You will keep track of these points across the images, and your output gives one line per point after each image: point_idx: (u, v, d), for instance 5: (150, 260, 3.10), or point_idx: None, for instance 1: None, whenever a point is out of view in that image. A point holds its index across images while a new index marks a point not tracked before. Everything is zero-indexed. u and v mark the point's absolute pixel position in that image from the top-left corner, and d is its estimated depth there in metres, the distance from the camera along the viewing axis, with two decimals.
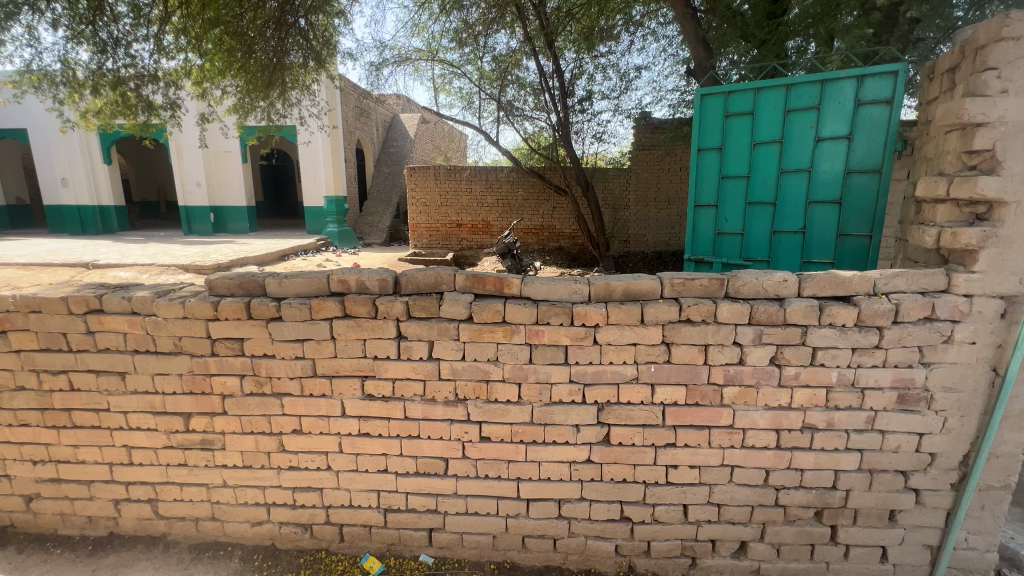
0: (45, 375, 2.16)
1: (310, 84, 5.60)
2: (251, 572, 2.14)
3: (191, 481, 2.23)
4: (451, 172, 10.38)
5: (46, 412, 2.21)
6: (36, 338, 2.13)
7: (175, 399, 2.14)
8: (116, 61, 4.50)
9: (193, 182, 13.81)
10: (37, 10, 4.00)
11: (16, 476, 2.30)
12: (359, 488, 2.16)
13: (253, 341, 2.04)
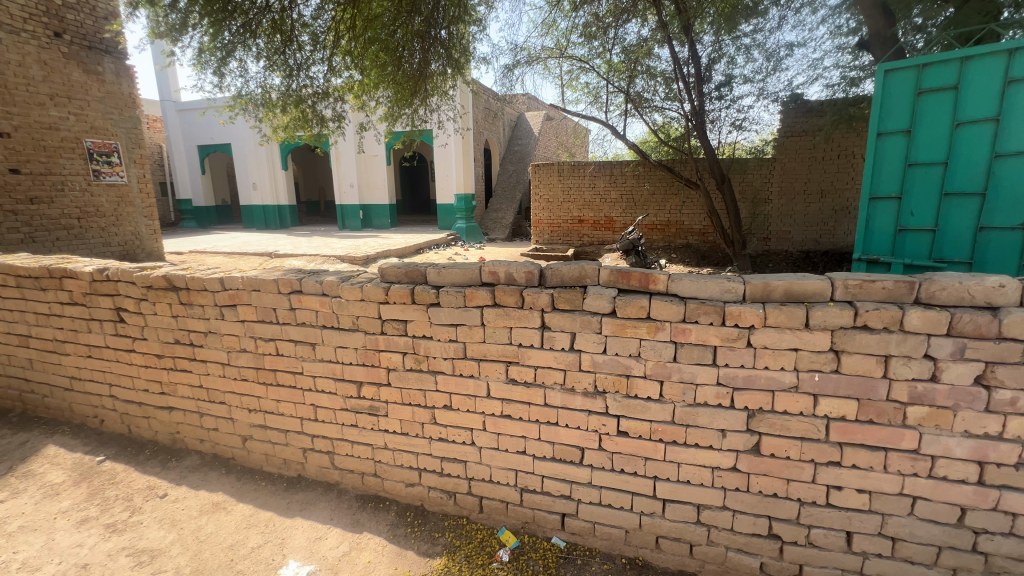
0: (260, 341, 2.68)
1: (447, 90, 6.07)
2: (405, 526, 2.43)
3: (359, 440, 2.60)
4: (575, 168, 10.41)
5: (260, 370, 2.74)
6: (255, 311, 2.65)
7: (351, 368, 2.51)
8: (299, 83, 5.37)
9: (348, 184, 15.81)
10: (246, 46, 4.93)
11: (238, 419, 2.88)
12: (499, 465, 2.32)
13: (415, 323, 2.31)
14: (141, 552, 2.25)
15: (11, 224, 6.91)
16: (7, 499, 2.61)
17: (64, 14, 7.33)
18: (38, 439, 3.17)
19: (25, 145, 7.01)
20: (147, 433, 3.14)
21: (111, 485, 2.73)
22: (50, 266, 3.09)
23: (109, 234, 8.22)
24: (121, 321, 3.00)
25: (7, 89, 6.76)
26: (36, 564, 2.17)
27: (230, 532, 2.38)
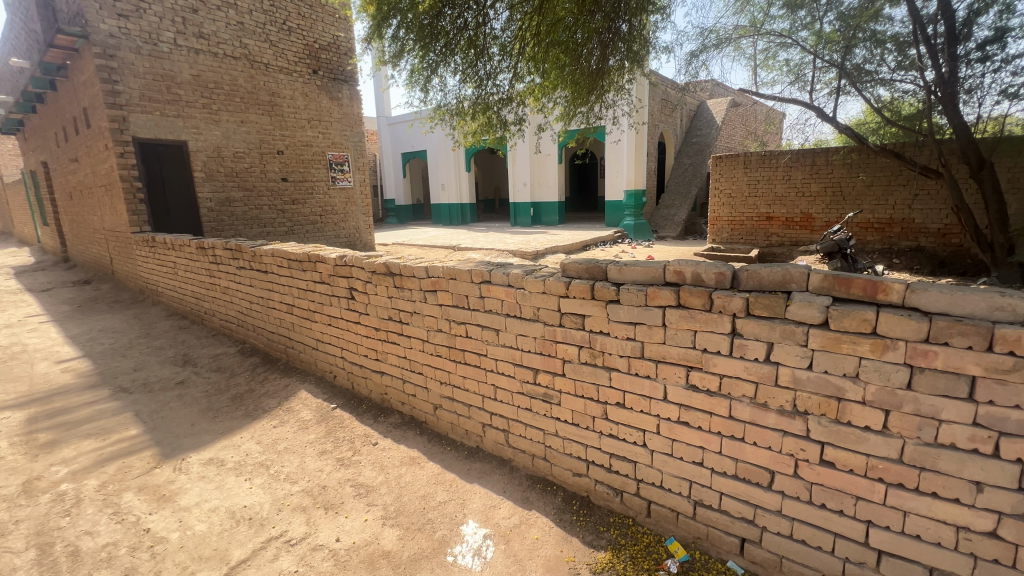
0: (454, 324, 3.01)
1: (624, 84, 5.98)
2: (571, 513, 2.50)
3: (533, 424, 2.75)
4: (765, 159, 9.25)
5: (451, 348, 3.08)
6: (451, 297, 2.99)
7: (530, 355, 2.67)
8: (488, 91, 5.88)
9: (522, 182, 16.79)
10: (447, 63, 5.59)
11: (432, 389, 3.29)
12: (672, 472, 2.23)
13: (593, 318, 2.35)
14: (361, 485, 2.77)
15: (280, 220, 9.13)
16: (277, 426, 3.48)
17: (319, 55, 9.38)
18: (295, 384, 4.10)
19: (292, 159, 9.19)
20: (365, 391, 3.79)
21: (341, 427, 3.41)
22: (309, 252, 3.95)
23: (339, 228, 10.24)
24: (352, 298, 3.67)
25: (283, 117, 8.95)
26: (294, 478, 2.85)
27: (423, 484, 2.77)
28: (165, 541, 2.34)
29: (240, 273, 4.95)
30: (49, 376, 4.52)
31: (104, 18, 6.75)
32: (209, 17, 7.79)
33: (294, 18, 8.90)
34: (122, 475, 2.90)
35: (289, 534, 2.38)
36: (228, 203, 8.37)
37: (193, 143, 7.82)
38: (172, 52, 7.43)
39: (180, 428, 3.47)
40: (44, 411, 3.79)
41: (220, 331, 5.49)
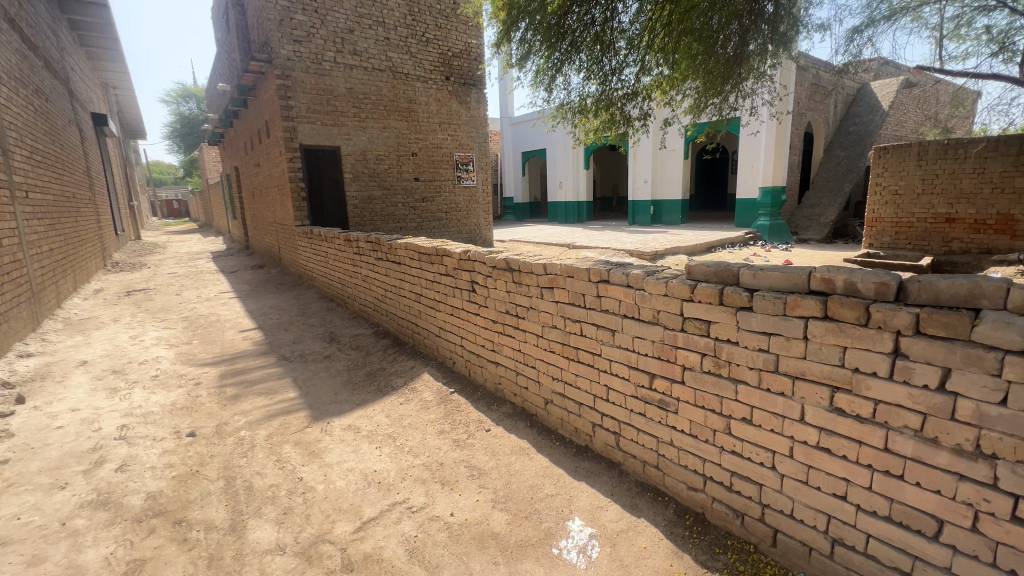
0: (569, 321, 3.01)
1: (765, 70, 5.45)
2: (683, 528, 2.36)
3: (646, 429, 2.64)
4: (948, 149, 7.70)
5: (565, 345, 3.07)
6: (568, 294, 2.98)
7: (647, 359, 2.57)
8: (613, 86, 5.77)
9: (642, 180, 16.22)
10: (572, 61, 5.60)
11: (544, 383, 3.31)
12: (806, 502, 1.99)
13: (720, 325, 2.20)
14: (474, 467, 2.90)
15: (411, 216, 9.99)
16: (403, 403, 3.82)
17: (452, 62, 10.04)
18: (419, 366, 4.46)
19: (424, 160, 9.99)
20: (480, 379, 3.96)
21: (458, 411, 3.61)
22: (436, 247, 4.28)
23: (462, 225, 10.88)
24: (473, 291, 3.87)
25: (418, 122, 9.77)
26: (416, 451, 3.10)
27: (531, 474, 2.82)
28: (313, 490, 2.72)
29: (378, 264, 5.53)
30: (234, 342, 5.52)
31: (284, 44, 8.02)
32: (362, 36, 8.79)
33: (432, 29, 9.64)
34: (283, 430, 3.44)
35: (410, 501, 2.60)
36: (369, 201, 9.40)
37: (345, 148, 8.92)
38: (332, 69, 8.54)
39: (327, 395, 4.00)
40: (230, 370, 4.64)
41: (360, 314, 6.20)
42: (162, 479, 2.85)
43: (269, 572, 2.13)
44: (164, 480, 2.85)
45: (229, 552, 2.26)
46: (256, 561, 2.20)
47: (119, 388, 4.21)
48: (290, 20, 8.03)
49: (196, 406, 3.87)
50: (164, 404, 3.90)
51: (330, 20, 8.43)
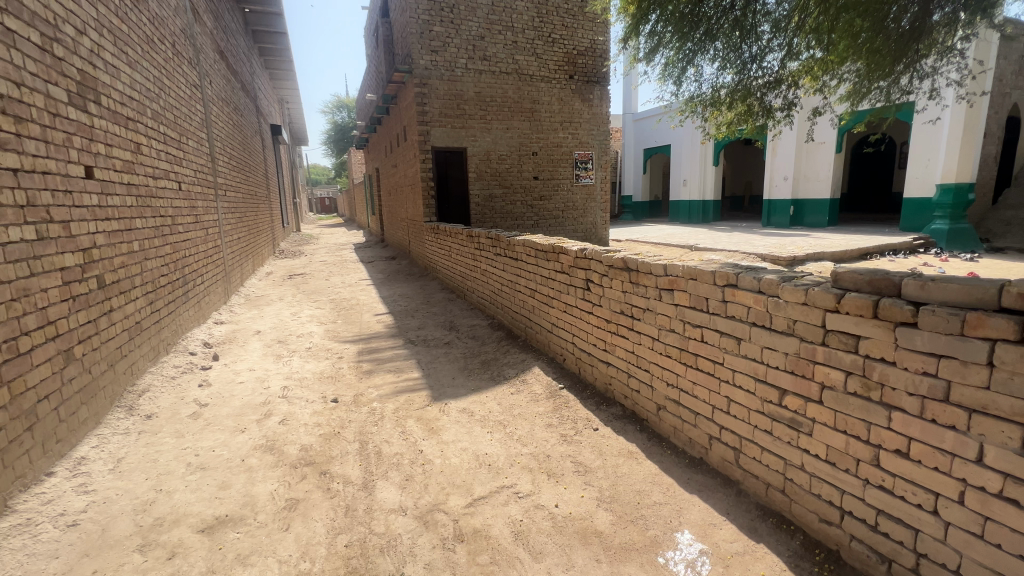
0: (689, 326, 2.82)
1: (953, 44, 4.57)
2: (811, 564, 2.11)
3: (772, 449, 2.38)
4: None
5: (682, 351, 2.88)
6: (689, 297, 2.80)
7: (777, 373, 2.32)
8: (752, 75, 5.31)
9: (782, 177, 14.69)
10: (705, 51, 5.26)
11: (656, 388, 3.13)
12: (980, 560, 1.67)
13: (872, 341, 1.92)
14: (580, 463, 2.90)
15: (529, 214, 10.26)
16: (514, 393, 3.95)
17: (577, 60, 10.08)
18: (530, 360, 4.56)
19: (543, 160, 10.18)
20: (589, 377, 3.91)
21: (566, 406, 3.62)
22: (553, 244, 4.34)
23: (578, 223, 10.86)
24: (587, 289, 3.85)
25: (540, 121, 9.97)
26: (524, 440, 3.19)
27: (639, 478, 2.73)
28: (431, 463, 2.97)
29: (497, 259, 5.78)
30: (370, 324, 6.22)
31: (423, 55, 8.75)
32: (492, 41, 9.22)
33: (558, 30, 9.78)
34: (408, 406, 3.80)
35: (517, 487, 2.69)
36: (490, 199, 9.84)
37: (471, 149, 9.46)
38: (463, 75, 9.11)
39: (446, 379, 4.32)
40: (366, 348, 5.24)
41: (477, 306, 6.55)
42: (312, 435, 3.35)
43: (392, 529, 2.38)
44: (314, 436, 3.33)
45: (361, 506, 2.58)
46: (382, 517, 2.48)
47: (283, 356, 5.02)
48: (429, 32, 8.73)
49: (339, 377, 4.45)
50: (314, 372, 4.55)
51: (464, 29, 8.98)
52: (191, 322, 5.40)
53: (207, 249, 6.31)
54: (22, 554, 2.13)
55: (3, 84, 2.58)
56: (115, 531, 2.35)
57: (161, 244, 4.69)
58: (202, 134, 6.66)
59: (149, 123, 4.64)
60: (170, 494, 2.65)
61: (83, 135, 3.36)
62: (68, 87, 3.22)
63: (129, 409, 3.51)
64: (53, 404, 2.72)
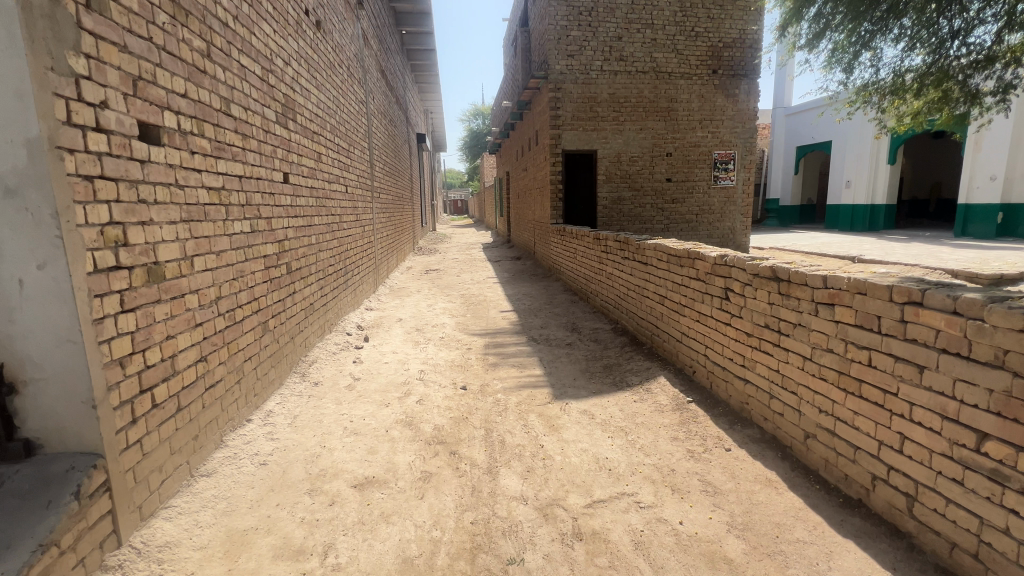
0: (852, 347, 2.45)
1: None
2: None
3: (963, 504, 1.97)
4: None
5: (841, 375, 2.52)
6: (854, 314, 2.44)
7: (975, 413, 1.91)
8: (950, 54, 4.70)
9: (986, 176, 12.08)
10: (887, 30, 4.80)
11: (805, 413, 2.78)
12: None
13: None
14: (708, 483, 2.71)
15: (659, 217, 9.84)
16: (637, 401, 3.84)
17: (722, 53, 9.41)
18: (656, 369, 4.38)
19: (678, 161, 9.67)
20: (723, 394, 3.62)
21: (694, 421, 3.40)
22: (689, 249, 4.14)
23: (714, 228, 10.12)
24: (726, 299, 3.58)
25: (677, 121, 9.50)
26: (647, 450, 3.09)
27: (779, 509, 2.46)
28: (551, 459, 3.04)
29: (624, 263, 5.67)
30: (496, 320, 6.54)
31: (559, 60, 8.88)
32: (629, 41, 9.03)
33: (703, 22, 9.23)
34: (530, 401, 3.93)
35: (639, 497, 2.62)
36: (618, 202, 9.64)
37: (601, 151, 9.37)
38: (598, 77, 9.06)
39: (567, 379, 4.36)
40: (492, 342, 5.53)
41: (600, 310, 6.49)
42: (443, 417, 3.65)
43: (514, 515, 2.50)
44: (445, 419, 3.63)
45: (486, 488, 2.74)
46: (505, 503, 2.61)
47: (420, 343, 5.54)
48: (566, 37, 8.84)
49: (467, 366, 4.77)
50: (446, 360, 4.94)
51: (601, 31, 8.92)
52: (349, 306, 6.24)
53: (363, 244, 7.23)
54: (231, 481, 2.69)
55: (238, 110, 3.28)
56: (292, 475, 2.83)
57: (331, 239, 5.50)
58: (364, 144, 7.63)
59: (327, 136, 5.47)
60: (330, 451, 3.11)
61: (284, 148, 4.10)
62: (276, 110, 3.96)
63: (303, 376, 4.19)
64: (253, 365, 3.38)
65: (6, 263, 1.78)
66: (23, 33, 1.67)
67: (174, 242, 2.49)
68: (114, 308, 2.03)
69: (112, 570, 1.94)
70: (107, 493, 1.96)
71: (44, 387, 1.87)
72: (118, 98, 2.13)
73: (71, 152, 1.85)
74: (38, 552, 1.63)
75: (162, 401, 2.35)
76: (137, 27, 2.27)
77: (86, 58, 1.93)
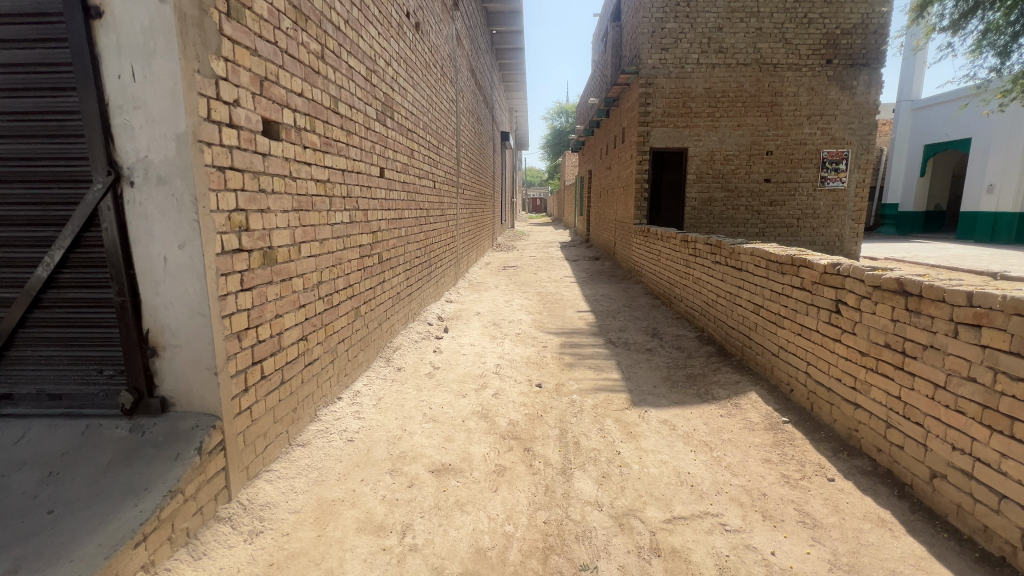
0: (1003, 377, 2.08)
1: None
2: None
3: None
4: None
5: (986, 410, 2.15)
6: (1008, 339, 2.07)
7: None
8: None
9: None
10: None
11: (932, 449, 2.42)
12: None
13: None
14: (806, 514, 2.45)
15: (754, 220, 9.14)
16: (725, 416, 3.57)
17: (840, 41, 8.53)
18: (746, 384, 4.05)
19: (780, 159, 8.92)
20: (826, 417, 3.27)
21: (790, 444, 3.10)
22: (793, 256, 3.78)
23: (817, 234, 9.25)
24: (837, 312, 3.22)
25: (781, 116, 8.78)
26: (735, 470, 2.86)
27: (893, 555, 2.16)
28: (628, 467, 2.92)
29: (714, 268, 5.33)
30: (573, 320, 6.45)
31: (651, 54, 8.45)
32: (731, 31, 8.46)
33: (819, 7, 8.42)
34: (607, 405, 3.81)
35: (724, 519, 2.43)
36: (709, 203, 9.08)
37: (692, 149, 8.88)
38: (694, 71, 8.57)
39: (647, 386, 4.18)
40: (568, 342, 5.47)
41: (684, 316, 6.17)
42: (518, 413, 3.66)
43: (588, 521, 2.43)
44: (520, 414, 3.64)
45: (559, 489, 2.70)
46: (579, 507, 2.55)
47: (497, 337, 5.61)
48: (661, 29, 8.41)
49: (543, 364, 4.75)
50: (522, 357, 4.96)
51: (700, 22, 8.42)
52: (431, 298, 6.49)
53: (446, 238, 7.46)
54: (322, 453, 2.90)
55: (344, 108, 3.50)
56: (375, 453, 2.99)
57: (418, 232, 5.73)
58: (452, 142, 7.86)
59: (420, 133, 5.70)
60: (410, 435, 3.24)
61: (381, 144, 4.33)
62: (377, 108, 4.19)
63: (387, 362, 4.41)
64: (345, 347, 3.61)
65: (154, 242, 2.03)
66: (178, 40, 1.90)
67: (286, 229, 2.72)
68: (235, 285, 2.25)
69: (223, 521, 2.17)
70: (223, 452, 2.19)
71: (178, 353, 2.12)
72: (248, 97, 2.36)
73: (209, 145, 2.07)
74: (168, 497, 1.86)
75: (269, 373, 2.58)
76: (266, 32, 2.50)
77: (225, 61, 2.16)
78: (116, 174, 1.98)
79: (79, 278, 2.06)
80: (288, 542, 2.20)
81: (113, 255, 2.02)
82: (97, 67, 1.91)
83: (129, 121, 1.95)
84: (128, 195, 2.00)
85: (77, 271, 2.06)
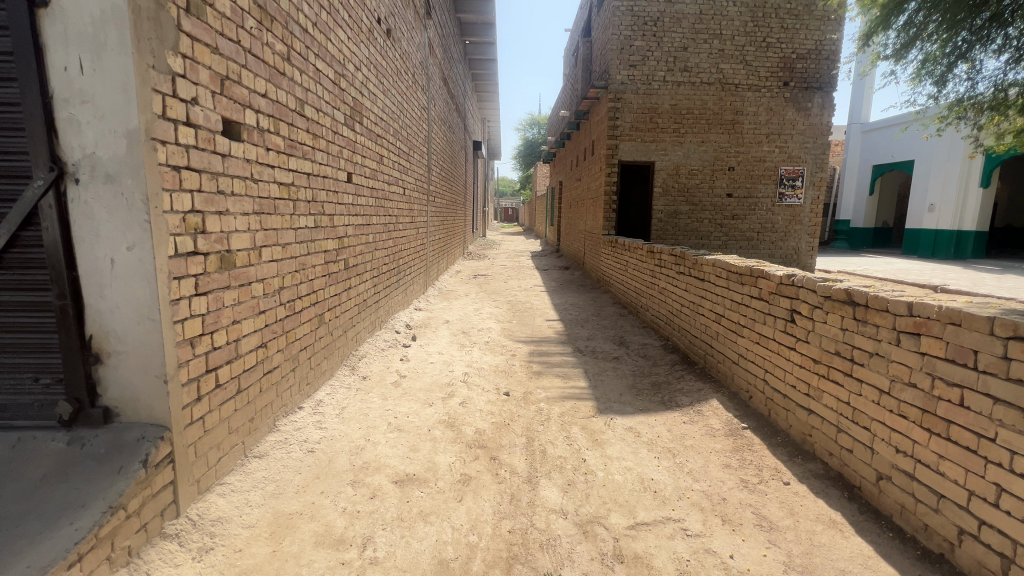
0: (940, 383, 2.21)
1: None
2: None
3: None
4: None
5: (926, 414, 2.27)
6: (944, 347, 2.21)
7: None
8: None
9: None
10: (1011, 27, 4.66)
11: (878, 452, 2.54)
12: None
13: None
14: (764, 517, 2.52)
15: (718, 233, 9.47)
16: (688, 422, 3.65)
17: (795, 65, 9.00)
18: (708, 391, 4.16)
19: (741, 176, 9.30)
20: (782, 422, 3.39)
21: (749, 449, 3.20)
22: (752, 267, 3.92)
23: (776, 247, 9.65)
24: (792, 321, 3.35)
25: (742, 133, 9.13)
26: (697, 475, 2.92)
27: (843, 555, 2.24)
28: (593, 475, 2.94)
29: (678, 278, 5.47)
30: (542, 328, 6.48)
31: (620, 70, 8.69)
32: (695, 51, 8.79)
33: (776, 33, 8.87)
34: (574, 413, 3.83)
35: (685, 524, 2.48)
36: (675, 215, 9.33)
37: (659, 163, 9.13)
38: (660, 88, 8.84)
39: (613, 393, 4.23)
40: (537, 350, 5.48)
41: (650, 325, 6.29)
42: (485, 421, 3.63)
43: (552, 528, 2.43)
44: (487, 423, 3.61)
45: (524, 498, 2.69)
46: (544, 515, 2.55)
47: (465, 345, 5.57)
48: (629, 46, 8.65)
49: (511, 372, 4.75)
50: (491, 365, 4.93)
51: (666, 41, 8.70)
52: (399, 305, 6.40)
53: (415, 245, 7.37)
54: (281, 464, 2.80)
55: (311, 110, 3.44)
56: (337, 465, 2.89)
57: (387, 238, 5.64)
58: (423, 149, 7.82)
59: (390, 139, 5.65)
60: (374, 445, 3.16)
61: (349, 149, 4.27)
62: (345, 112, 4.13)
63: (352, 369, 4.31)
64: (307, 355, 3.50)
65: (101, 243, 1.93)
66: (131, 33, 1.83)
67: (246, 232, 2.63)
68: (189, 290, 2.16)
69: (169, 538, 2.05)
70: (171, 465, 2.08)
71: (125, 360, 2.01)
72: (207, 95, 2.29)
73: (163, 144, 2.00)
74: (108, 513, 1.75)
75: (225, 382, 2.48)
76: (227, 30, 2.44)
77: (183, 58, 2.09)
78: (59, 170, 1.87)
79: (16, 279, 1.94)
80: (240, 558, 2.10)
81: (53, 255, 1.91)
82: (41, 59, 1.82)
83: (76, 115, 1.86)
84: (72, 192, 1.90)
85: (14, 271, 1.93)
